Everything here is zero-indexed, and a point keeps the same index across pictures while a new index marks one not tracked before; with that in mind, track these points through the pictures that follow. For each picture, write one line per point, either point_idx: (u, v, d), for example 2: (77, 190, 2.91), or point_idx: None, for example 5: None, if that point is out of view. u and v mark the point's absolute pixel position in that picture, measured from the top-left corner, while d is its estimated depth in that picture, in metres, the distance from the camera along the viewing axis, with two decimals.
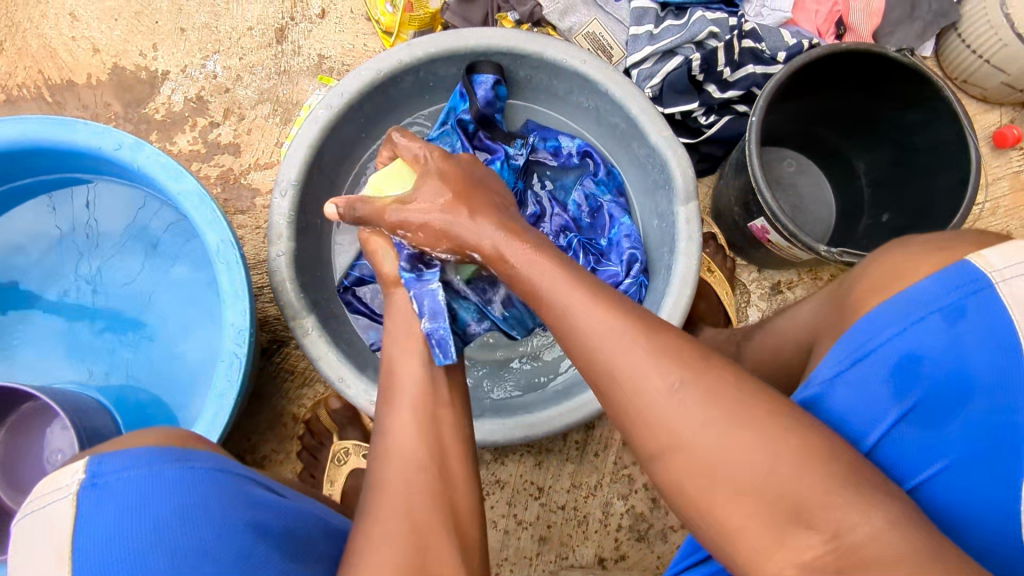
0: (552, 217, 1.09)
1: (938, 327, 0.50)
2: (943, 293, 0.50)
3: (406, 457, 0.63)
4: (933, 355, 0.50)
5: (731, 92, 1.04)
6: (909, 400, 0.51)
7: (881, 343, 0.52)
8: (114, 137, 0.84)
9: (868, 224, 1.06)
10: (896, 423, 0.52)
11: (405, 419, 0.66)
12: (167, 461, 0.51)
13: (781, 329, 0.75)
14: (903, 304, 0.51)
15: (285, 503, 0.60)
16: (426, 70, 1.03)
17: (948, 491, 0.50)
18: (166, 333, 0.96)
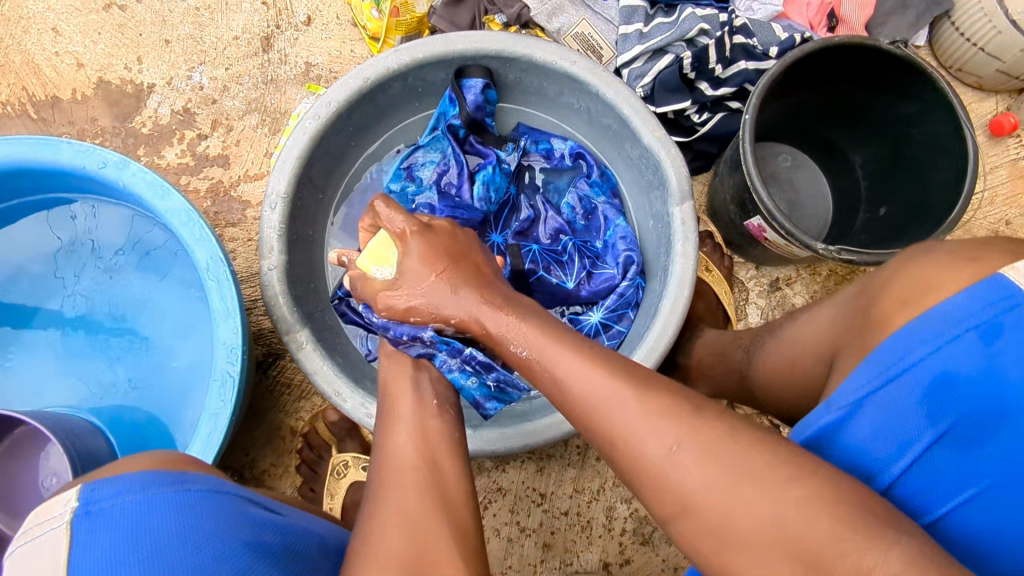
0: (546, 220, 1.08)
1: (973, 347, 0.49)
2: (979, 310, 0.49)
3: (399, 463, 0.64)
4: (966, 373, 0.49)
5: (723, 89, 1.03)
6: (942, 422, 0.50)
7: (917, 361, 0.51)
8: (98, 156, 0.83)
9: (866, 218, 1.05)
10: (929, 445, 0.50)
11: (400, 435, 0.68)
12: (166, 483, 0.51)
13: (794, 332, 0.74)
14: (934, 323, 0.51)
15: (287, 522, 0.59)
16: (415, 75, 1.01)
17: (971, 520, 0.50)
18: (159, 350, 0.95)
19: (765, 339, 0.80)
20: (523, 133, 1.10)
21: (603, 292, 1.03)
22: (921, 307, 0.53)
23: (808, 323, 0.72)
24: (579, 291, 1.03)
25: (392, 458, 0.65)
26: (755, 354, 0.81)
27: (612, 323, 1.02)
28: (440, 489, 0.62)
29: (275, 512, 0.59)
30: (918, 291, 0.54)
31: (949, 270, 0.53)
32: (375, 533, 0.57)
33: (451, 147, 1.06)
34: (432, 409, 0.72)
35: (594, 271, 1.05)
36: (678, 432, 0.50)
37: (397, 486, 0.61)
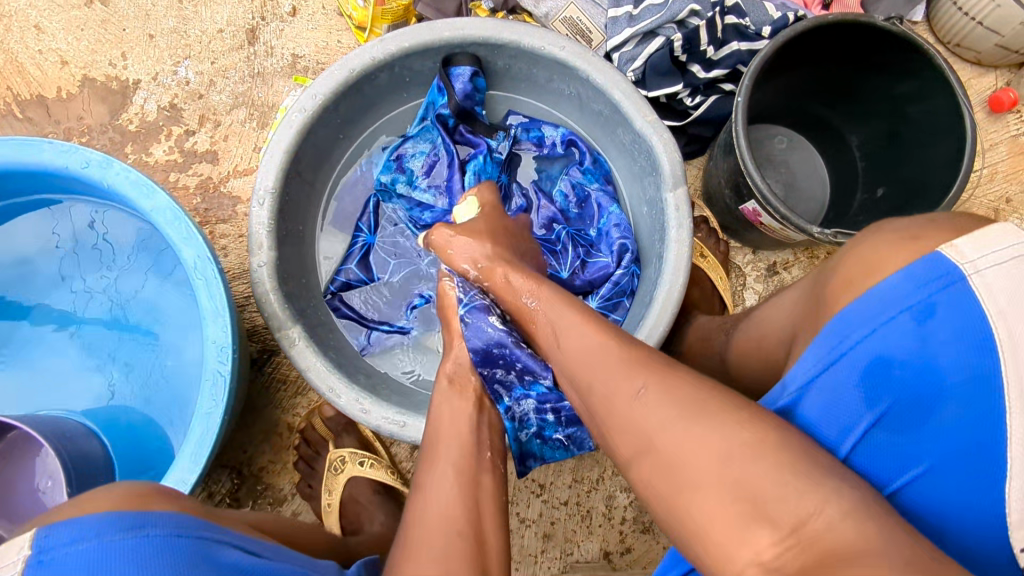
0: (539, 210, 1.07)
1: (906, 327, 0.49)
2: (914, 290, 0.49)
3: (446, 519, 0.61)
4: (903, 356, 0.49)
5: (716, 70, 1.01)
6: (885, 403, 0.50)
7: (854, 343, 0.51)
8: (81, 156, 0.82)
9: (864, 199, 1.03)
10: (870, 428, 0.50)
11: (447, 484, 0.64)
12: (124, 528, 0.49)
13: (762, 318, 0.73)
14: (873, 303, 0.51)
15: (265, 565, 0.56)
16: (401, 65, 0.99)
17: (919, 501, 0.49)
18: (152, 350, 0.95)
19: (743, 322, 0.79)
20: (513, 121, 1.09)
21: (598, 281, 1.02)
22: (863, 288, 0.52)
23: (772, 310, 0.71)
24: (574, 280, 1.02)
25: (433, 504, 0.63)
26: (733, 340, 0.80)
27: (608, 312, 1.01)
28: (484, 553, 0.59)
29: (256, 556, 0.57)
30: (858, 272, 0.53)
31: (896, 250, 0.52)
32: None
33: (441, 138, 1.04)
34: (484, 459, 0.69)
35: (588, 260, 1.03)
36: (648, 379, 0.55)
37: (437, 544, 0.59)
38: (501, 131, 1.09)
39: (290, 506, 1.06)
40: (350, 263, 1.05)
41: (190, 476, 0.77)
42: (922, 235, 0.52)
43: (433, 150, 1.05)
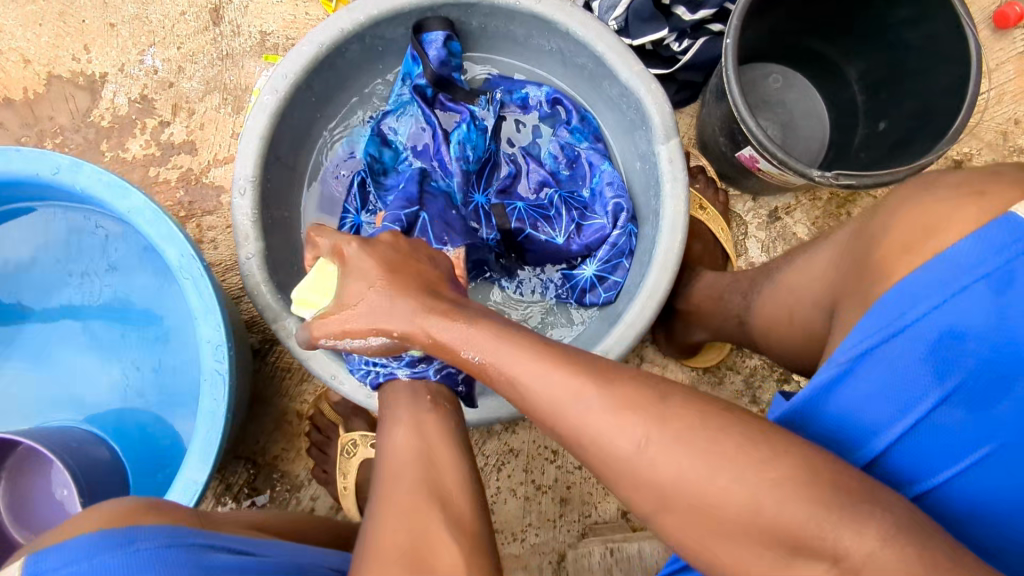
0: (529, 174, 1.03)
1: (982, 297, 0.48)
2: (987, 257, 0.48)
3: (398, 467, 0.67)
4: (975, 328, 0.48)
5: (703, 12, 0.95)
6: (950, 380, 0.49)
7: (922, 316, 0.49)
8: (50, 161, 0.79)
9: (865, 135, 0.99)
10: (939, 402, 0.50)
11: (398, 437, 0.70)
12: (110, 546, 0.48)
13: (796, 280, 0.71)
14: (939, 273, 0.49)
15: (257, 563, 0.56)
16: (372, 35, 0.95)
17: (989, 475, 0.49)
18: (147, 353, 0.94)
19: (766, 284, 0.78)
20: (496, 84, 1.04)
21: (595, 243, 0.99)
22: (923, 253, 0.51)
23: (813, 266, 0.68)
24: (570, 246, 0.99)
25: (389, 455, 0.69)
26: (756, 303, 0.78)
27: (608, 275, 0.98)
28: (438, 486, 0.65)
29: (246, 554, 0.57)
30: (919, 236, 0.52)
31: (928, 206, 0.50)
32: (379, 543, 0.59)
33: (422, 112, 1.00)
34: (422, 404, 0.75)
35: (584, 221, 1.00)
36: (648, 428, 0.49)
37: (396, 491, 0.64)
38: (483, 96, 1.03)
39: (307, 491, 1.06)
40: None
41: (200, 477, 0.75)
42: (983, 189, 0.51)
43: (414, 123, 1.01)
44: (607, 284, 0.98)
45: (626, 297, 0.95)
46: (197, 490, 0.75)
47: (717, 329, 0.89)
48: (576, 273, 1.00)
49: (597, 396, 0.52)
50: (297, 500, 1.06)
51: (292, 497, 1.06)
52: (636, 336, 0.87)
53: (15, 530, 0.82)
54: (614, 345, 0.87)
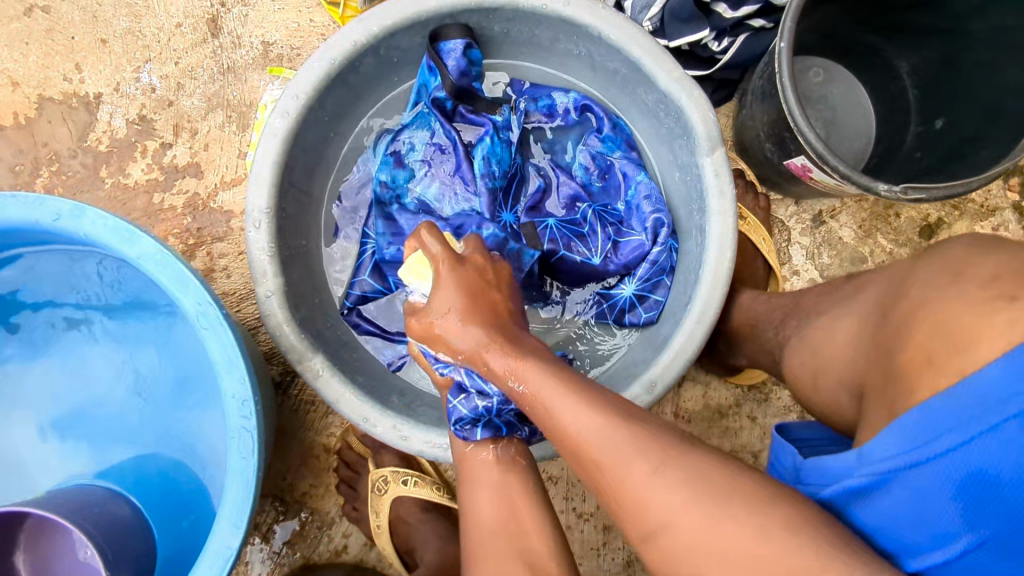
0: (559, 188, 0.97)
1: (1014, 438, 0.43)
2: (1018, 391, 0.43)
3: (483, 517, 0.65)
4: (1009, 472, 0.43)
5: (745, 9, 0.88)
6: (983, 526, 0.44)
7: (945, 450, 0.45)
8: (50, 207, 0.72)
9: (919, 133, 0.93)
10: (968, 548, 0.45)
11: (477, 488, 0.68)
12: None
13: (821, 343, 0.67)
14: (968, 402, 0.45)
15: None
16: (387, 46, 0.88)
17: None
18: (162, 400, 0.87)
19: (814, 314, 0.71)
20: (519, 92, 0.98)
21: (634, 260, 0.93)
22: (950, 372, 0.47)
23: (837, 333, 0.65)
24: (607, 266, 0.93)
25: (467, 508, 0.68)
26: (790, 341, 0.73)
27: (648, 294, 0.92)
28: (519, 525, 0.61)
29: None
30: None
31: None
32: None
33: (439, 124, 0.93)
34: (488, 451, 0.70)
35: (621, 237, 0.94)
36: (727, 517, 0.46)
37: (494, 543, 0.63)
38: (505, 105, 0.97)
39: (339, 528, 1.02)
40: (362, 274, 0.94)
41: (234, 541, 0.71)
42: None
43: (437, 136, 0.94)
44: (648, 303, 0.93)
45: (670, 317, 0.90)
46: (231, 555, 0.70)
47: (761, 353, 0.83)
48: (614, 292, 0.94)
49: (638, 444, 0.51)
50: (329, 538, 1.01)
51: (323, 534, 1.01)
52: (684, 365, 0.81)
53: None
54: (658, 378, 0.81)
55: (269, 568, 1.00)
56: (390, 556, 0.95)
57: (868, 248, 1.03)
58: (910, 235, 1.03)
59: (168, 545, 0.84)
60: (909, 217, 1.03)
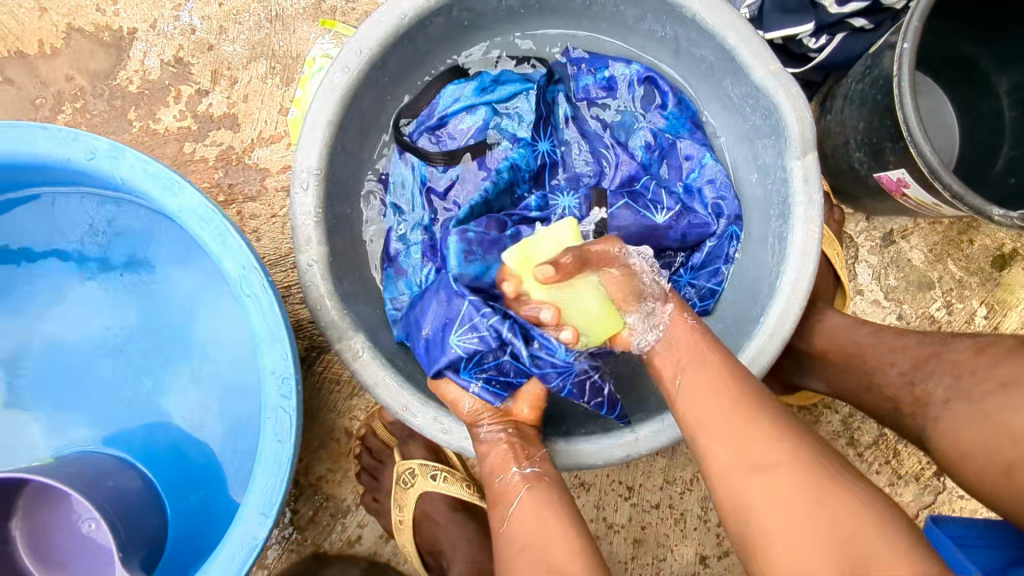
0: (617, 167, 0.90)
1: None
2: None
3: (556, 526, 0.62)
4: None
5: (851, 6, 0.82)
6: None
7: None
8: (85, 144, 0.65)
9: (1011, 157, 0.88)
10: None
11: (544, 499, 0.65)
12: None
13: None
14: None
15: None
16: (461, 7, 0.81)
17: None
18: (180, 365, 0.80)
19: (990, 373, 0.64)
20: (577, 60, 0.90)
21: (695, 242, 0.89)
22: None
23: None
24: (668, 234, 0.87)
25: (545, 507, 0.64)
26: (943, 407, 0.67)
27: (702, 283, 0.89)
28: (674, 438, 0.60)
29: None
30: None
31: None
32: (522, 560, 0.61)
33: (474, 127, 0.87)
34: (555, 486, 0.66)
35: (689, 209, 0.89)
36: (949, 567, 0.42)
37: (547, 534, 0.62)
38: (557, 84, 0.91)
39: (354, 518, 0.96)
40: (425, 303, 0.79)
41: (260, 532, 0.64)
42: None
43: (487, 115, 0.88)
44: (703, 293, 0.89)
45: (740, 329, 0.83)
46: (256, 546, 0.64)
47: (854, 381, 0.78)
48: (677, 285, 0.89)
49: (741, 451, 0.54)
50: (342, 527, 0.95)
51: (336, 523, 0.95)
52: (756, 376, 0.75)
53: (30, 562, 0.72)
54: None
55: (278, 554, 0.94)
56: (410, 553, 0.90)
57: (937, 273, 0.98)
58: (982, 264, 0.98)
59: (179, 524, 0.77)
60: (983, 245, 0.98)
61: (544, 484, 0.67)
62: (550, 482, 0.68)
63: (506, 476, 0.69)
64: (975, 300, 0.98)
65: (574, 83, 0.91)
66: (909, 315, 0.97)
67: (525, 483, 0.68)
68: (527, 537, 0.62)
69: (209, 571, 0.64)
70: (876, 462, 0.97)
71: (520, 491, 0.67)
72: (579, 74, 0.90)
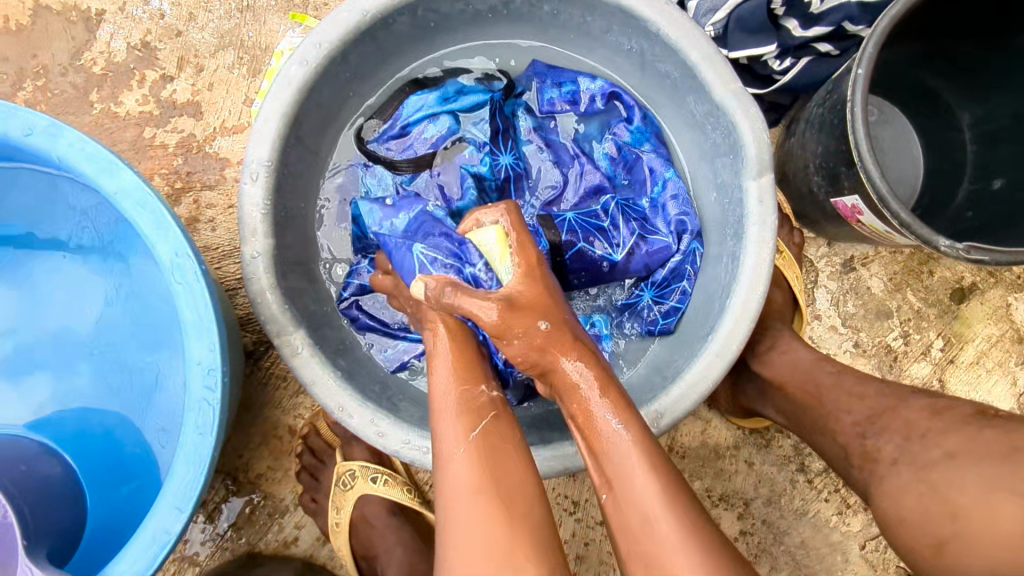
0: (583, 177, 0.89)
1: None
2: None
3: (499, 476, 0.56)
4: None
5: (816, 29, 0.83)
6: None
7: None
8: (24, 119, 0.64)
9: (972, 190, 0.88)
10: None
11: (487, 438, 0.58)
12: None
13: (962, 506, 0.56)
14: None
15: None
16: (426, 7, 0.80)
17: None
18: (117, 353, 0.78)
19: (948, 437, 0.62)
20: (541, 73, 0.90)
21: (657, 262, 0.88)
22: None
23: (995, 515, 0.54)
24: (628, 264, 0.87)
25: (490, 449, 0.57)
26: (890, 468, 0.65)
27: (663, 299, 0.88)
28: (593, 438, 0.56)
29: None
30: None
31: None
32: (462, 511, 0.54)
33: (439, 134, 0.89)
34: (504, 423, 0.60)
35: (646, 236, 0.87)
36: None
37: (495, 466, 0.56)
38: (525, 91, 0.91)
39: (292, 518, 0.94)
40: (362, 263, 0.87)
41: (174, 526, 0.62)
42: None
43: (451, 124, 0.89)
44: (666, 311, 0.87)
45: (688, 349, 0.82)
46: (169, 541, 0.62)
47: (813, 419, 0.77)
48: (639, 301, 0.89)
49: (654, 488, 0.53)
50: (279, 527, 0.93)
51: (273, 523, 0.93)
52: (695, 403, 0.74)
53: None
54: (679, 401, 0.74)
55: (210, 551, 0.92)
56: (344, 558, 0.88)
57: (896, 302, 0.97)
58: (940, 296, 0.98)
59: (104, 513, 0.76)
60: (942, 277, 0.98)
61: (505, 413, 0.61)
62: (509, 412, 0.62)
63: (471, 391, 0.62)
64: (932, 332, 0.97)
65: (538, 95, 0.90)
66: (866, 343, 0.96)
67: (487, 411, 0.60)
68: (479, 475, 0.55)
69: (119, 564, 0.62)
70: (826, 490, 0.96)
71: (482, 419, 0.59)
72: (543, 87, 0.90)
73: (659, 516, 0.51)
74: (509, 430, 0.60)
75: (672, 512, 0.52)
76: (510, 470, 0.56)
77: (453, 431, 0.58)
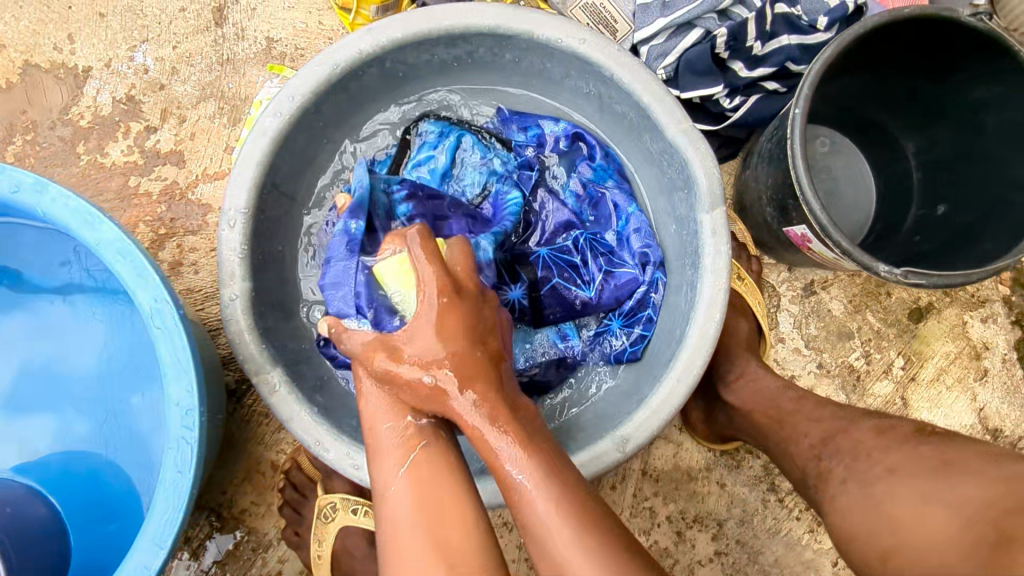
0: (550, 215, 0.93)
1: None
2: None
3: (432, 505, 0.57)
4: None
5: (760, 69, 0.88)
6: None
7: None
8: (10, 178, 0.68)
9: (919, 215, 0.93)
10: None
11: (420, 470, 0.59)
12: None
13: (902, 517, 0.59)
14: None
15: None
16: (394, 59, 0.84)
17: None
18: (99, 396, 0.81)
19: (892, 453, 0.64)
20: (507, 119, 0.96)
21: (626, 294, 0.91)
22: None
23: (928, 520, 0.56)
24: (600, 297, 0.91)
25: (422, 482, 0.58)
26: (840, 486, 0.67)
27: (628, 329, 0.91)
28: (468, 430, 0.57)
29: None
30: None
31: None
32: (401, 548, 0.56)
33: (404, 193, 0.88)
34: (439, 452, 0.60)
35: (613, 270, 0.91)
36: None
37: (429, 495, 0.57)
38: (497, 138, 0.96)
39: (275, 552, 0.95)
40: None
41: (153, 562, 0.65)
42: None
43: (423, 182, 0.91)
44: (633, 339, 0.91)
45: (652, 376, 0.85)
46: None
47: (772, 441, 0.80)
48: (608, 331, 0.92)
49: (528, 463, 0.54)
50: (262, 561, 0.95)
51: (256, 557, 0.95)
52: (659, 427, 0.77)
53: None
54: (643, 425, 0.77)
55: None
56: None
57: (856, 323, 1.01)
58: (899, 316, 1.01)
59: (87, 552, 0.78)
60: (900, 297, 1.02)
61: (439, 439, 0.62)
62: (445, 439, 0.62)
63: (398, 424, 0.62)
64: (892, 351, 1.01)
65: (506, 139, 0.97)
66: (829, 363, 1.00)
67: (418, 440, 0.61)
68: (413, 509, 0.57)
69: None
70: (797, 508, 0.98)
71: (413, 451, 0.60)
72: (510, 131, 0.97)
73: (535, 494, 0.53)
74: (444, 458, 0.60)
75: (545, 481, 0.54)
76: (445, 499, 0.57)
77: (387, 467, 0.60)
